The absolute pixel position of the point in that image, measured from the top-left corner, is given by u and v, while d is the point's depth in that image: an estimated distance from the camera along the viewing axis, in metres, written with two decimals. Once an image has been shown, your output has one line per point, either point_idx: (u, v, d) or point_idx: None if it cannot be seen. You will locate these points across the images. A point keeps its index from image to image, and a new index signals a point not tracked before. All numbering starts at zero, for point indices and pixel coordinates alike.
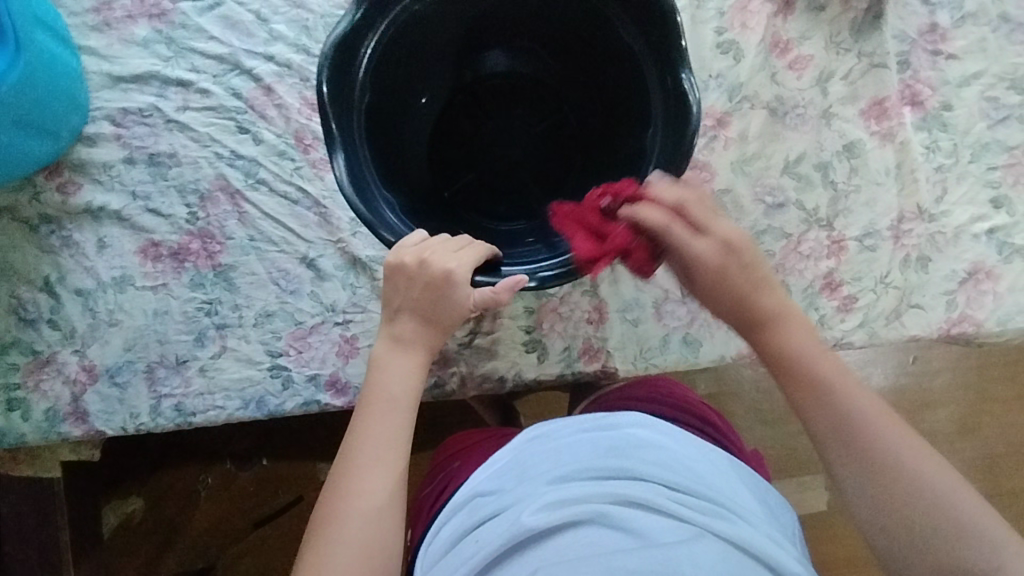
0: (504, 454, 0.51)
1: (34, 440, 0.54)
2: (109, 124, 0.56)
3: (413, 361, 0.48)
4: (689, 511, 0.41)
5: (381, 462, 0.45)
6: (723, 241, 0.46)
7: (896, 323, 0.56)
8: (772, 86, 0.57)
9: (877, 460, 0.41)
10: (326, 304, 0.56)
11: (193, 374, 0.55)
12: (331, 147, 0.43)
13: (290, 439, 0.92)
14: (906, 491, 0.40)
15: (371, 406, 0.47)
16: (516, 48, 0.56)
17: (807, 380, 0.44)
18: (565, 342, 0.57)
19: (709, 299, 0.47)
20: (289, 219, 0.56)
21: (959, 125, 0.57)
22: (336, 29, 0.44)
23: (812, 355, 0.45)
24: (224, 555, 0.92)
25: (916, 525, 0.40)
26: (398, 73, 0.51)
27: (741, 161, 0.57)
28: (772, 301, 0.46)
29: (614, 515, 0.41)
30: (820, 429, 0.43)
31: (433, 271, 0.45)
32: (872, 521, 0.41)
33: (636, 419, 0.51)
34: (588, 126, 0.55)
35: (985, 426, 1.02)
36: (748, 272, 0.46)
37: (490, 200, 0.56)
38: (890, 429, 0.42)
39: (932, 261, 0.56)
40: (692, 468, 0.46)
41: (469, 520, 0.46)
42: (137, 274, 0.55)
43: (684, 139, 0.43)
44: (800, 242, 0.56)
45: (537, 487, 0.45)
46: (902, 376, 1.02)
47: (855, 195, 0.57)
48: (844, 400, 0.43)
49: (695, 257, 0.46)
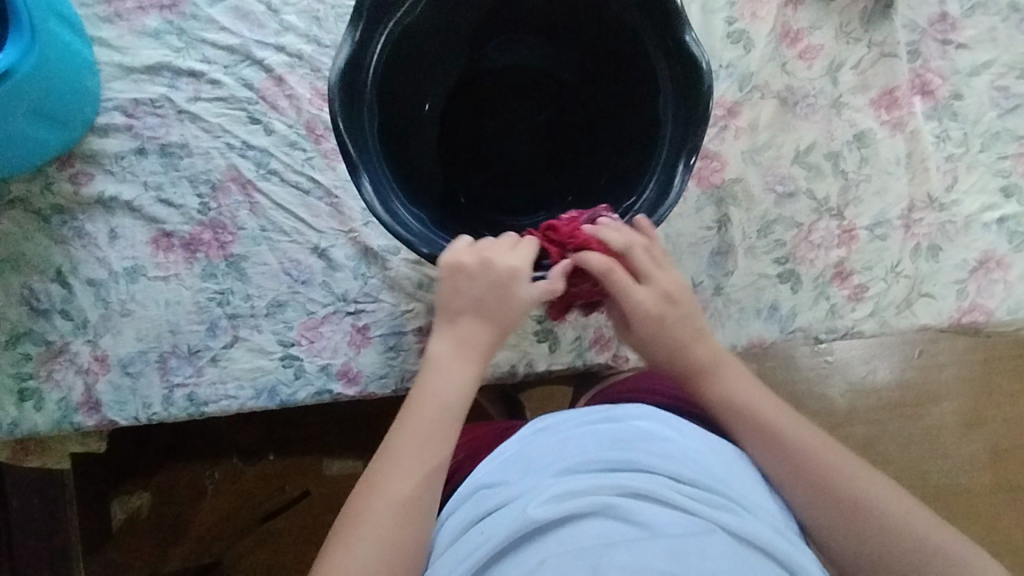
0: (507, 445, 0.50)
1: (47, 430, 0.54)
2: (120, 114, 0.56)
3: (465, 368, 0.48)
4: (695, 504, 0.42)
5: (422, 466, 0.46)
6: (661, 291, 0.50)
7: (907, 313, 0.56)
8: (783, 76, 0.57)
9: (837, 494, 0.46)
10: (337, 293, 0.56)
11: (205, 364, 0.55)
12: (342, 147, 0.43)
13: (296, 434, 0.92)
14: (868, 521, 0.44)
15: (419, 407, 0.47)
16: (511, 41, 0.55)
17: (756, 427, 0.49)
18: (576, 331, 0.57)
19: (653, 352, 0.51)
20: (300, 210, 0.56)
21: (969, 114, 0.57)
22: (337, 60, 0.44)
23: (754, 402, 0.50)
24: (231, 551, 0.92)
25: (887, 552, 0.44)
26: (401, 76, 0.50)
27: (752, 150, 0.57)
28: (705, 353, 0.51)
29: (621, 508, 0.41)
30: (774, 474, 0.48)
31: (498, 270, 0.47)
32: (839, 551, 0.45)
33: (641, 409, 0.49)
34: (596, 115, 0.55)
35: (991, 421, 1.03)
36: (684, 324, 0.51)
37: (507, 198, 0.56)
38: (838, 460, 0.47)
39: (943, 250, 0.56)
40: (701, 461, 0.46)
41: (471, 513, 0.45)
42: (149, 265, 0.56)
43: (694, 128, 0.44)
44: (811, 231, 0.56)
45: (542, 478, 0.45)
46: (907, 370, 1.02)
47: (865, 184, 0.57)
48: (792, 443, 0.48)
49: (638, 306, 0.49)
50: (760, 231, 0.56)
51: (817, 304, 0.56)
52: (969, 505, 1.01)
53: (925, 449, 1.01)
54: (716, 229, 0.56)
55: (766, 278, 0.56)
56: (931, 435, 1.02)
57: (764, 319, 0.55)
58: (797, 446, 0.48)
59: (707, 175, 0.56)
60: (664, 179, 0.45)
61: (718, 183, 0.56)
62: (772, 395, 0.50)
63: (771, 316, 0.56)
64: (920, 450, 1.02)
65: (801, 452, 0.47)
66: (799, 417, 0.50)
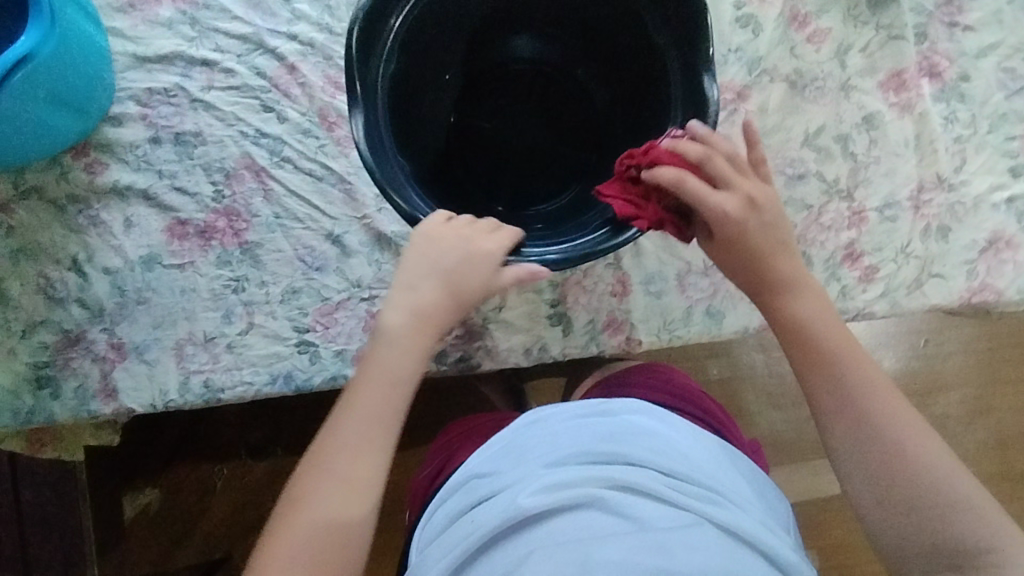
0: (502, 436, 0.52)
1: (63, 418, 0.55)
2: (134, 104, 0.57)
3: (418, 345, 0.50)
4: (683, 498, 0.43)
5: (365, 443, 0.49)
6: (748, 196, 0.49)
7: (917, 293, 0.56)
8: (791, 60, 0.58)
9: (873, 437, 0.48)
10: (352, 279, 0.56)
11: (221, 351, 0.55)
12: (387, 194, 0.44)
13: (305, 429, 0.92)
14: (904, 466, 0.47)
15: (367, 383, 0.49)
16: (490, 41, 0.56)
17: (822, 356, 0.50)
18: (589, 314, 0.57)
19: (729, 261, 0.50)
20: (314, 197, 0.57)
21: (977, 95, 0.58)
22: (352, 89, 0.44)
23: (825, 329, 0.50)
24: (240, 547, 0.91)
25: (914, 497, 0.47)
26: (403, 94, 0.51)
27: (762, 134, 0.57)
28: (789, 269, 0.50)
29: (610, 500, 0.42)
30: (827, 404, 0.50)
31: (470, 251, 0.48)
32: (864, 488, 0.48)
33: (632, 405, 0.52)
34: (591, 81, 0.57)
35: (996, 409, 1.03)
36: (769, 234, 0.50)
37: (530, 185, 0.56)
38: (884, 402, 0.49)
39: (952, 231, 0.57)
40: (686, 455, 0.47)
41: (465, 500, 0.48)
42: (164, 253, 0.56)
43: (699, 67, 0.46)
44: (821, 213, 0.57)
45: (534, 468, 0.46)
46: (914, 359, 1.03)
47: (874, 166, 0.57)
48: (853, 378, 0.49)
49: (719, 212, 0.48)
50: None
51: (828, 286, 0.56)
52: None
53: None
54: None
55: None
56: (939, 425, 1.02)
57: None
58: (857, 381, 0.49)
59: None
60: (688, 111, 0.47)
61: None
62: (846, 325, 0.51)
63: None
64: None
65: (857, 386, 0.49)
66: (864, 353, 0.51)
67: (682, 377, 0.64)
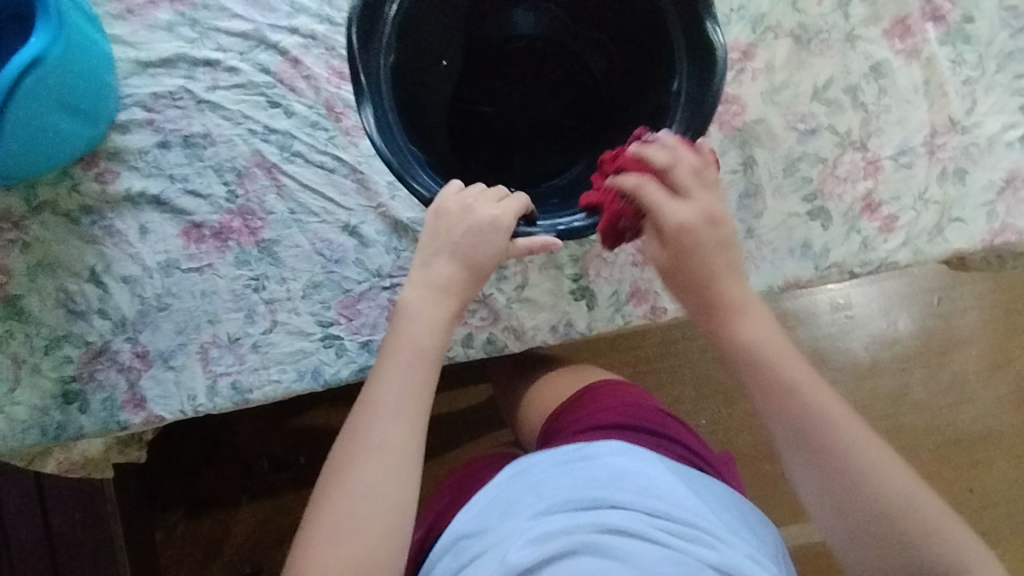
0: (488, 491, 0.53)
1: (93, 432, 0.54)
2: (141, 110, 0.56)
3: (441, 316, 0.50)
4: (672, 538, 0.45)
5: (404, 415, 0.49)
6: (703, 209, 0.49)
7: (940, 239, 0.56)
8: (794, 14, 0.57)
9: (834, 464, 0.47)
10: (371, 269, 0.56)
11: (247, 351, 0.55)
12: (407, 182, 0.45)
13: (327, 436, 0.93)
14: (851, 492, 0.46)
15: (396, 355, 0.50)
16: (490, 19, 0.55)
17: (766, 385, 0.49)
18: (612, 285, 0.57)
19: (676, 279, 0.50)
20: (327, 189, 0.56)
21: (982, 36, 0.58)
22: (358, 82, 0.44)
23: (771, 353, 0.49)
24: (272, 557, 0.91)
25: (868, 520, 0.46)
26: (411, 81, 0.51)
27: (771, 91, 0.57)
28: (734, 292, 0.50)
29: (600, 544, 0.45)
30: (780, 430, 0.49)
31: (478, 218, 0.48)
32: (824, 516, 0.48)
33: (610, 446, 0.53)
34: (591, 50, 0.56)
35: (1017, 362, 1.02)
36: (718, 254, 0.49)
37: (540, 161, 0.55)
38: (835, 421, 0.47)
39: (969, 173, 0.56)
40: (671, 494, 0.49)
41: (455, 564, 0.49)
42: (181, 257, 0.55)
43: (704, 22, 0.45)
44: (837, 166, 0.57)
45: (519, 522, 0.47)
46: (929, 318, 1.02)
47: (886, 115, 0.57)
48: (802, 403, 0.48)
49: (674, 220, 0.48)
50: (786, 169, 0.57)
51: (849, 239, 0.56)
52: (1002, 448, 1.01)
53: (952, 397, 1.01)
54: (742, 171, 0.56)
55: (796, 217, 0.56)
56: (958, 382, 1.02)
57: (797, 258, 0.56)
58: (803, 405, 0.48)
59: (728, 119, 0.57)
60: (695, 68, 0.46)
61: (740, 126, 0.57)
62: (790, 348, 0.49)
63: (804, 255, 0.56)
64: (948, 397, 1.02)
65: (807, 412, 0.48)
66: (812, 371, 0.50)
67: (585, 401, 0.61)
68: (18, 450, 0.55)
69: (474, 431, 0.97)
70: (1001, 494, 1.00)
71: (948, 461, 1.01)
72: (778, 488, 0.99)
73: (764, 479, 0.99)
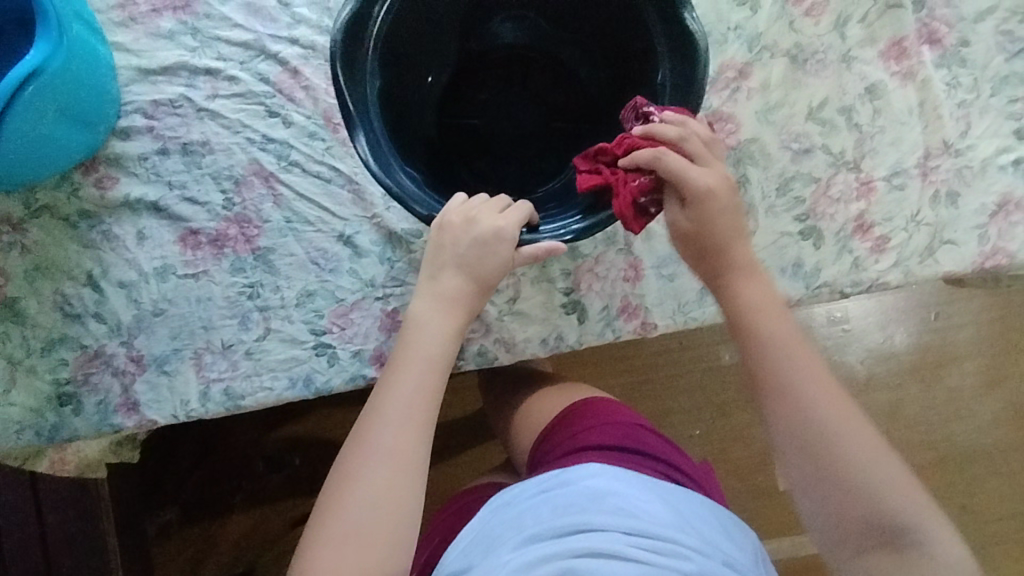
0: (473, 527, 0.54)
1: (86, 434, 0.55)
2: (141, 117, 0.57)
3: (446, 330, 0.51)
4: (649, 554, 0.47)
5: (412, 422, 0.49)
6: (723, 176, 0.50)
7: (930, 261, 0.56)
8: (791, 34, 0.58)
9: (813, 427, 0.49)
10: (365, 279, 0.56)
11: (239, 358, 0.55)
12: (407, 206, 0.46)
13: (320, 439, 0.93)
14: (833, 466, 0.48)
15: (408, 359, 0.50)
16: (471, 30, 0.55)
17: (761, 346, 0.50)
18: (603, 301, 0.57)
19: (695, 244, 0.51)
20: (323, 199, 0.57)
21: (977, 60, 0.58)
22: (348, 113, 0.45)
23: (767, 320, 0.51)
24: (263, 557, 0.93)
25: (844, 493, 0.48)
26: (400, 100, 0.52)
27: (765, 110, 0.57)
28: (743, 255, 0.51)
29: (580, 568, 0.46)
30: (765, 393, 0.50)
31: (481, 230, 0.49)
32: (804, 487, 0.49)
33: (588, 468, 0.55)
34: (572, 52, 0.56)
35: (1013, 380, 1.02)
36: (732, 221, 0.51)
37: (532, 165, 0.56)
38: (821, 393, 0.49)
39: (962, 195, 0.56)
40: (650, 511, 0.51)
41: None
42: (178, 263, 0.56)
43: (680, 16, 0.44)
44: (830, 186, 0.57)
45: (504, 554, 0.49)
46: (925, 333, 1.02)
47: (880, 136, 0.57)
48: (790, 371, 0.50)
49: (702, 184, 0.49)
50: (779, 189, 0.57)
51: (840, 258, 0.56)
52: (996, 465, 1.01)
53: (947, 412, 1.01)
54: (735, 189, 0.57)
55: (787, 236, 0.56)
56: (953, 398, 1.02)
57: (788, 277, 0.56)
58: (790, 373, 0.50)
59: (723, 137, 0.57)
60: (676, 61, 0.45)
61: (735, 145, 0.57)
62: (790, 317, 0.51)
63: (795, 274, 0.56)
64: (942, 412, 1.02)
65: (793, 382, 0.50)
66: (800, 342, 0.51)
67: (571, 422, 0.62)
68: (13, 449, 0.56)
69: (469, 437, 0.97)
70: (992, 511, 1.01)
71: (941, 476, 1.01)
72: (771, 500, 0.99)
73: (757, 490, 1.00)
